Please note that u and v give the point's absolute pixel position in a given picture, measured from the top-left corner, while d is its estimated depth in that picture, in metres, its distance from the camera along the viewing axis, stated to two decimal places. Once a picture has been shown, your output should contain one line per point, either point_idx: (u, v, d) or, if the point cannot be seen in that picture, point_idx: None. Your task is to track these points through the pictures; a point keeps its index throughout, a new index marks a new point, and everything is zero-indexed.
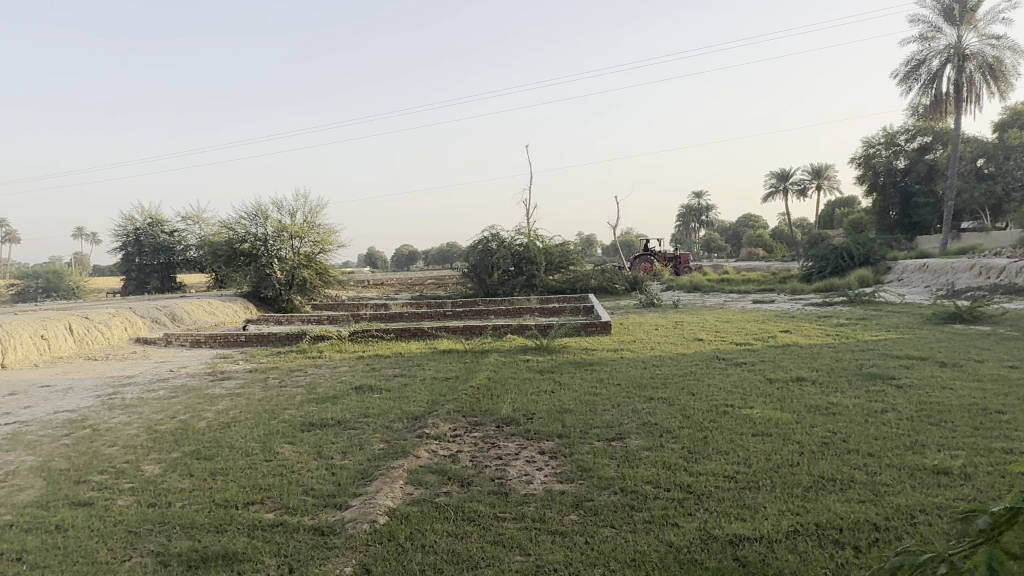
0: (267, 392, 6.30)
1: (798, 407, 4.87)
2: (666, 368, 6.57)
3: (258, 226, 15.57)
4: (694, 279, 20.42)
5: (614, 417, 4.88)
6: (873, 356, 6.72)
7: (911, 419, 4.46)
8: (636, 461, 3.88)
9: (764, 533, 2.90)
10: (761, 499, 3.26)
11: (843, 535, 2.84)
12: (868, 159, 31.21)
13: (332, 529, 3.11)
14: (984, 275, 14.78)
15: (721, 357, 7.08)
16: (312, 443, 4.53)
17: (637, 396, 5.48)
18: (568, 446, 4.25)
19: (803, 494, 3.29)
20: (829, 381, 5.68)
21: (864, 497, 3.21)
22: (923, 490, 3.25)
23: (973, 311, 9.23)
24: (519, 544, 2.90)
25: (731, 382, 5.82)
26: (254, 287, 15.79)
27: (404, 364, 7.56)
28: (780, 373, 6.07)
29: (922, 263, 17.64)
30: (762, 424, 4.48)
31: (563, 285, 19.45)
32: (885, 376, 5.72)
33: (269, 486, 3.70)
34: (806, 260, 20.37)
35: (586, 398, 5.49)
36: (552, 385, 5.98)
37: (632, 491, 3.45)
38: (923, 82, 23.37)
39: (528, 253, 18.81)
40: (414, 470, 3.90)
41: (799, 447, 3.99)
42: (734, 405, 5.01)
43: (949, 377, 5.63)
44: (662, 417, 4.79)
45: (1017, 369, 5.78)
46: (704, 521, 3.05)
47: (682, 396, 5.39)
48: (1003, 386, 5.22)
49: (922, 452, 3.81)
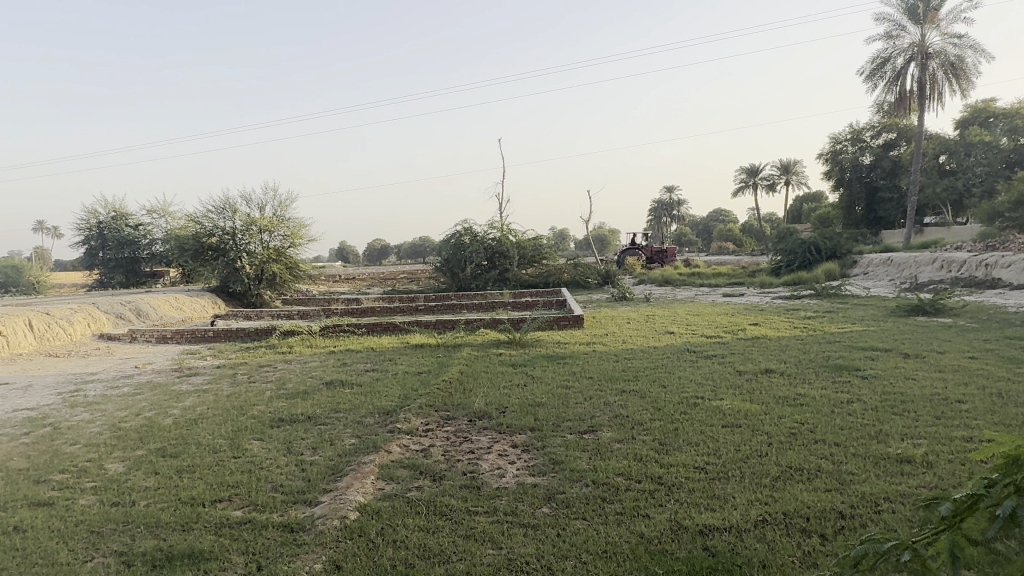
0: (236, 388, 6.20)
1: (767, 399, 4.95)
2: (638, 361, 6.62)
3: (226, 220, 15.32)
4: (665, 274, 20.59)
5: (586, 410, 4.89)
6: (839, 348, 6.85)
7: (876, 409, 4.55)
8: (608, 454, 3.90)
9: (733, 523, 2.93)
10: (730, 489, 3.30)
11: (810, 523, 2.89)
12: (834, 154, 31.72)
13: (302, 526, 3.08)
14: (946, 268, 15.16)
15: (692, 350, 7.15)
16: (281, 439, 4.47)
17: (609, 389, 5.51)
18: (540, 440, 4.25)
19: (771, 484, 3.34)
20: (796, 372, 5.79)
21: (831, 486, 3.26)
22: (887, 478, 3.32)
23: (935, 304, 9.46)
24: (492, 538, 2.90)
25: (702, 374, 5.88)
26: (222, 282, 15.53)
27: (376, 358, 7.51)
28: (749, 366, 6.16)
29: (887, 257, 18.03)
30: (731, 416, 4.54)
31: (536, 279, 19.48)
32: (851, 368, 5.84)
33: (237, 483, 3.64)
34: (775, 255, 20.69)
35: (559, 391, 5.51)
36: (524, 379, 5.98)
37: (604, 483, 3.47)
38: (888, 80, 23.83)
39: (500, 248, 18.74)
40: (385, 465, 3.87)
41: (767, 437, 4.05)
42: (705, 397, 5.06)
43: (912, 368, 5.76)
44: (634, 409, 4.82)
45: (977, 360, 5.95)
46: (674, 512, 3.08)
47: (653, 388, 5.43)
48: (963, 376, 5.36)
49: (887, 441, 3.89)
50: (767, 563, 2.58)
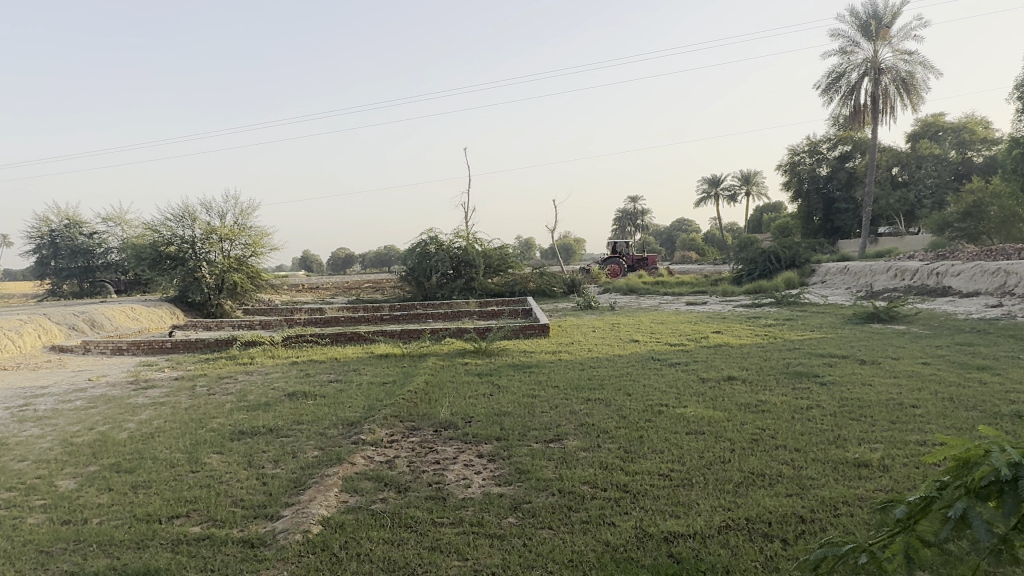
0: (195, 401, 6.05)
1: (729, 405, 5.02)
2: (602, 369, 6.66)
3: (186, 228, 15.00)
4: (630, 282, 20.75)
5: (552, 419, 4.90)
6: (799, 355, 6.99)
7: (834, 415, 4.65)
8: (574, 462, 3.91)
9: (697, 529, 2.96)
10: (694, 496, 3.33)
11: (772, 528, 2.93)
12: (792, 166, 32.51)
13: (262, 541, 3.01)
14: (900, 276, 15.60)
15: (656, 358, 7.22)
16: (242, 452, 4.38)
17: (575, 397, 5.53)
18: (506, 449, 4.24)
19: (733, 490, 3.39)
20: (757, 379, 5.88)
21: (791, 491, 3.32)
22: (845, 482, 3.40)
23: (890, 312, 9.73)
24: (457, 549, 2.87)
25: (666, 382, 5.95)
26: (181, 292, 15.17)
27: (340, 369, 7.41)
28: (712, 373, 6.24)
29: (843, 266, 18.51)
30: (695, 423, 4.59)
31: (502, 288, 19.47)
32: (810, 374, 5.96)
33: (195, 498, 3.55)
34: (736, 264, 21.05)
35: (525, 400, 5.51)
36: (490, 389, 5.96)
37: (570, 491, 3.47)
38: (843, 94, 24.53)
39: (466, 257, 18.72)
40: (349, 477, 3.81)
41: (730, 444, 4.11)
42: (669, 405, 5.11)
43: (868, 374, 5.91)
44: (599, 417, 4.85)
45: (930, 366, 6.13)
46: (639, 520, 3.09)
47: (619, 396, 5.47)
48: (916, 381, 5.51)
49: (845, 446, 3.97)
50: (730, 569, 2.60)
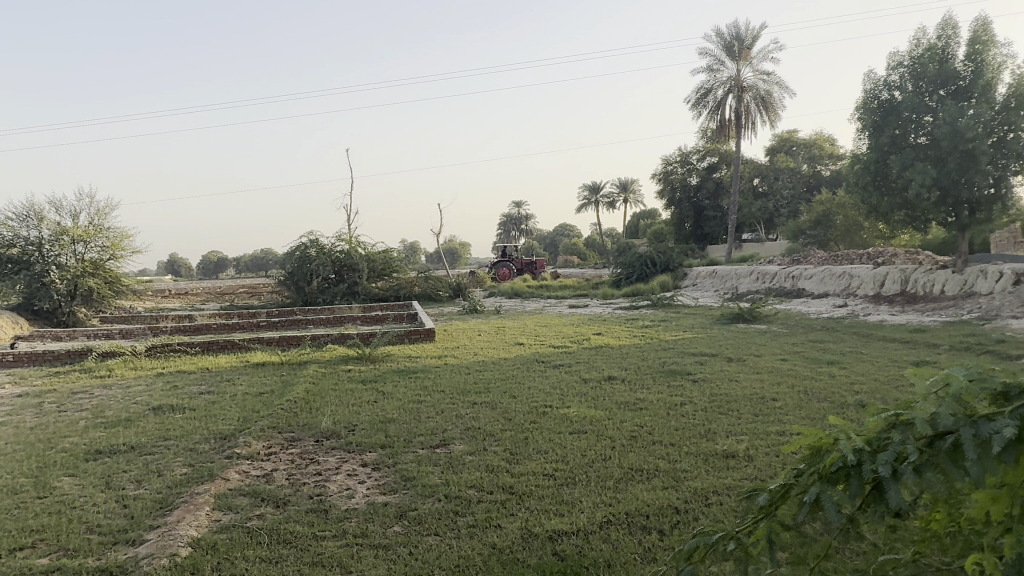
0: (41, 420, 5.48)
1: (610, 405, 5.20)
2: (488, 373, 6.70)
3: (30, 229, 13.58)
4: (515, 286, 21.04)
5: (438, 424, 4.86)
6: (673, 354, 7.37)
7: (705, 410, 4.94)
8: (460, 467, 3.90)
9: (580, 526, 3.04)
10: (577, 493, 3.42)
11: (649, 520, 3.06)
12: (666, 175, 34.29)
13: (122, 570, 2.77)
14: (761, 279, 16.86)
15: (541, 360, 7.37)
16: (99, 473, 4.01)
17: (461, 401, 5.52)
18: (391, 457, 4.16)
19: (614, 486, 3.51)
20: (635, 378, 6.14)
21: (666, 484, 3.49)
22: (715, 473, 3.62)
23: (753, 312, 10.48)
24: (340, 563, 2.78)
25: (550, 383, 6.08)
26: (25, 300, 13.71)
27: (212, 380, 6.98)
28: (594, 374, 6.44)
29: (712, 270, 19.75)
30: (577, 422, 4.72)
31: (386, 293, 19.12)
32: (683, 372, 6.30)
33: (42, 527, 3.20)
34: (615, 268, 21.91)
35: (410, 406, 5.43)
36: (375, 396, 5.83)
37: (456, 496, 3.46)
38: (710, 109, 26.19)
39: (349, 261, 18.24)
40: (222, 494, 3.59)
41: (610, 441, 4.26)
42: (553, 406, 5.22)
43: (735, 370, 6.33)
44: (485, 421, 4.87)
45: (788, 362, 6.66)
46: (525, 520, 3.13)
47: (504, 399, 5.52)
48: (776, 376, 5.97)
49: (714, 438, 4.23)
50: (612, 563, 2.69)
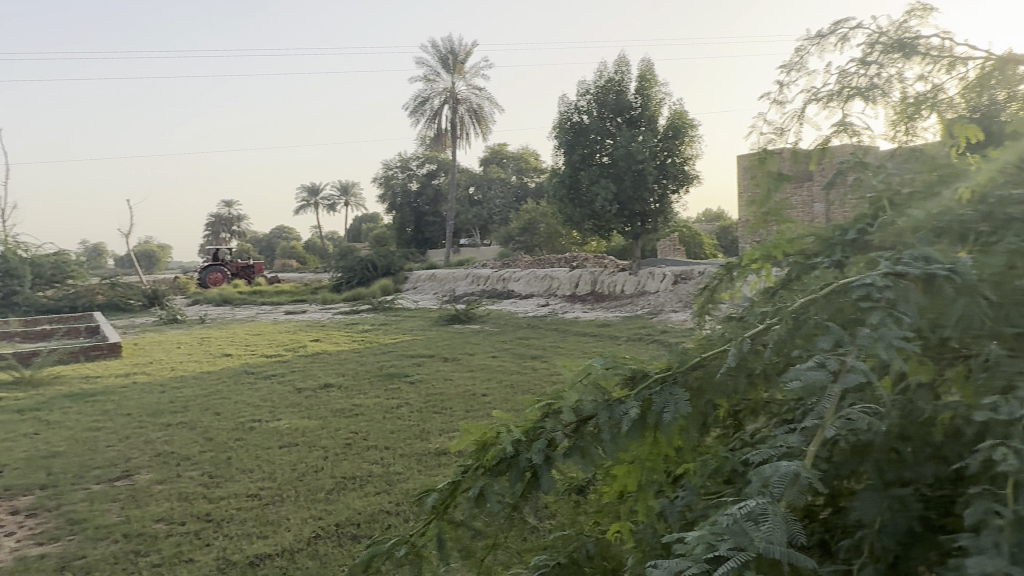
0: None
1: (324, 413, 5.03)
2: (187, 389, 6.03)
3: None
4: (225, 292, 19.37)
5: (120, 452, 4.21)
6: (391, 358, 7.42)
7: (420, 410, 5.04)
8: (146, 499, 3.42)
9: (285, 546, 2.86)
10: (284, 511, 3.22)
11: (360, 529, 3.00)
12: (387, 180, 34.59)
13: None
14: (476, 282, 17.89)
15: (250, 371, 6.85)
16: None
17: (152, 424, 4.87)
18: (53, 498, 3.48)
19: (324, 498, 3.38)
20: (352, 384, 6.04)
21: (379, 489, 3.46)
22: (427, 472, 3.69)
23: (467, 313, 11.04)
24: None
25: (259, 395, 5.68)
26: None
27: None
28: (308, 382, 6.19)
29: (432, 273, 20.41)
30: (289, 435, 4.47)
31: (60, 303, 16.20)
32: (400, 375, 6.37)
33: None
34: (337, 272, 21.44)
35: (84, 434, 4.64)
36: (35, 426, 4.86)
37: (139, 535, 3.01)
38: (428, 118, 27.06)
39: (6, 265, 15.08)
40: None
41: (323, 451, 4.11)
42: (262, 420, 4.88)
43: (449, 370, 6.59)
44: (180, 443, 4.35)
45: (497, 359, 7.14)
46: (223, 550, 2.85)
47: (205, 417, 5.01)
48: (486, 373, 6.35)
49: (428, 437, 4.33)
50: None
